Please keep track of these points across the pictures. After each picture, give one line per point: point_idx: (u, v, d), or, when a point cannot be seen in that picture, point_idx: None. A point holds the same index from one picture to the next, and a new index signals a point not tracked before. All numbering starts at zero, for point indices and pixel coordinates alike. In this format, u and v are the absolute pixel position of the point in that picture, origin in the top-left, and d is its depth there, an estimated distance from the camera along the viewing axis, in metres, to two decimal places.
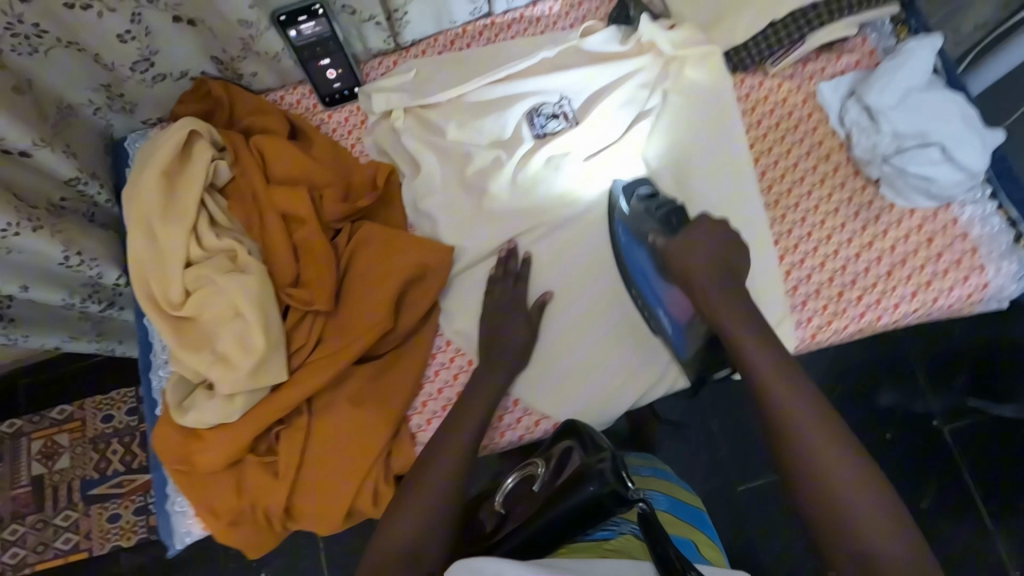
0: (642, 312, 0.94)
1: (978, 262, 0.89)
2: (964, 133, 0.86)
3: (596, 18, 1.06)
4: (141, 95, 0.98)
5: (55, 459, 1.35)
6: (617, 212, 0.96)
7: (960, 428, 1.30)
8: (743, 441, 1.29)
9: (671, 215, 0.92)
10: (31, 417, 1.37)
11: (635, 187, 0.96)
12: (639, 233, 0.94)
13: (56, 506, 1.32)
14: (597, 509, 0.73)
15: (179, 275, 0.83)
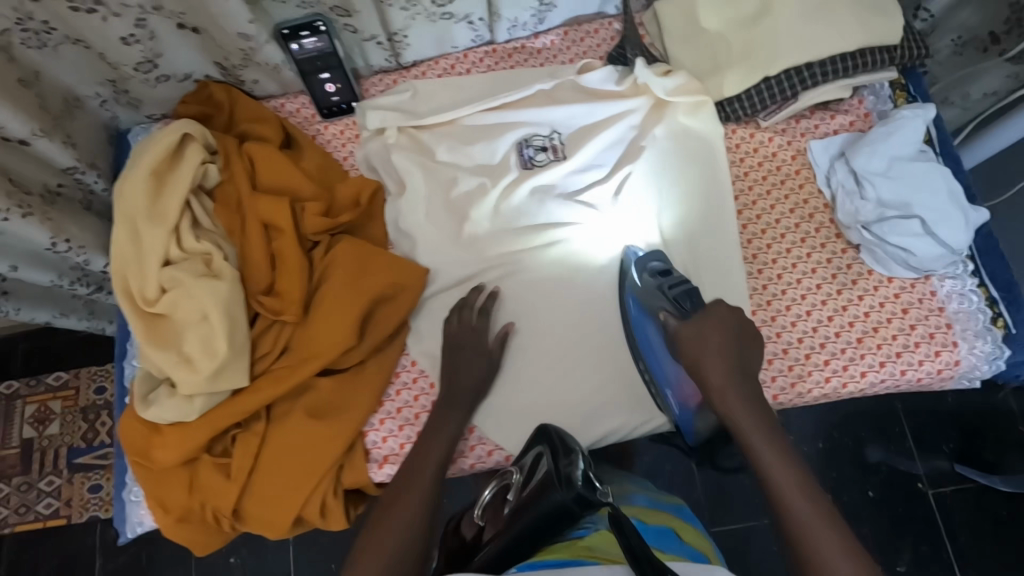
0: (648, 386, 0.94)
1: (951, 338, 0.87)
2: (946, 209, 0.85)
3: (595, 56, 1.07)
4: (146, 93, 1.02)
5: (46, 425, 1.38)
6: (628, 282, 0.95)
7: (943, 494, 1.27)
8: (718, 484, 1.28)
9: (684, 297, 0.91)
10: (28, 380, 1.40)
11: (648, 260, 0.95)
12: (649, 309, 0.93)
13: (42, 471, 1.35)
14: (566, 515, 0.72)
15: (155, 273, 0.86)
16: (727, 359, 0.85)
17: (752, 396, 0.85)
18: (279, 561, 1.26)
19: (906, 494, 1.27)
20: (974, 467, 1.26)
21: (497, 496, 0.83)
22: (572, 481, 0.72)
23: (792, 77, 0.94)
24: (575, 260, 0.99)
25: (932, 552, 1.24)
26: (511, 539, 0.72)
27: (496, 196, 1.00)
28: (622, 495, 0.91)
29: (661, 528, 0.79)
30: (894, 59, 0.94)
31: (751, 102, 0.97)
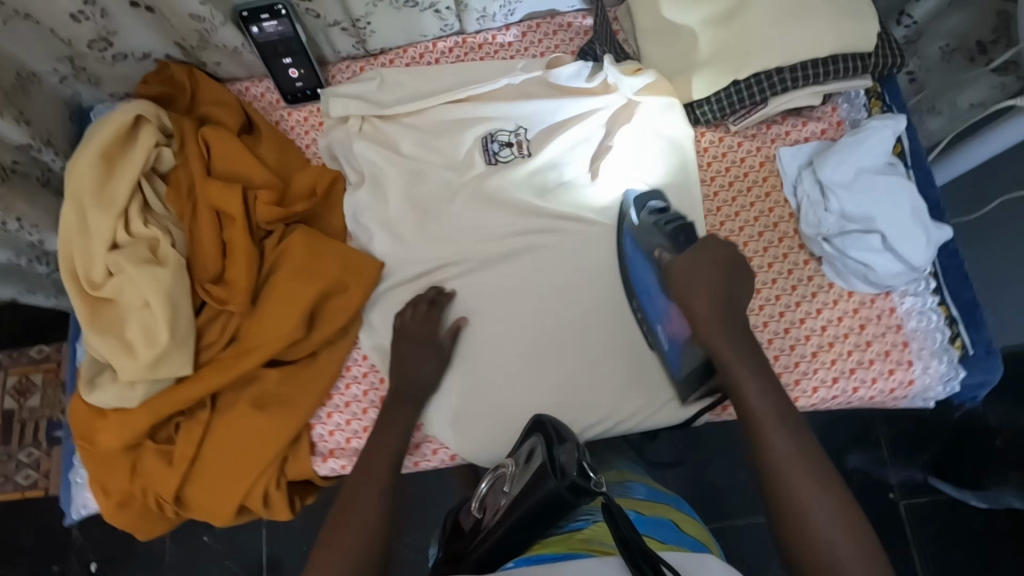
0: (640, 325, 0.92)
1: (906, 357, 0.86)
2: (909, 225, 0.83)
3: (567, 50, 1.05)
4: (105, 71, 1.00)
5: (28, 397, 1.34)
6: (627, 221, 0.92)
7: (915, 504, 1.26)
8: (690, 484, 1.27)
9: (680, 232, 0.88)
10: (9, 351, 1.35)
11: (647, 199, 0.93)
12: (644, 246, 0.90)
13: (22, 442, 1.32)
14: (559, 507, 0.63)
15: (101, 256, 0.85)
16: (715, 288, 0.80)
17: (739, 331, 0.79)
18: (250, 542, 1.27)
19: (879, 504, 1.26)
20: (949, 480, 1.24)
21: (493, 489, 0.74)
22: (565, 468, 0.63)
23: (761, 82, 0.91)
24: (538, 257, 0.96)
25: (898, 561, 1.23)
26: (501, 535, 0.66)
27: (460, 189, 0.98)
28: (620, 485, 0.84)
29: (660, 520, 0.72)
30: (867, 66, 0.91)
31: (721, 105, 0.94)
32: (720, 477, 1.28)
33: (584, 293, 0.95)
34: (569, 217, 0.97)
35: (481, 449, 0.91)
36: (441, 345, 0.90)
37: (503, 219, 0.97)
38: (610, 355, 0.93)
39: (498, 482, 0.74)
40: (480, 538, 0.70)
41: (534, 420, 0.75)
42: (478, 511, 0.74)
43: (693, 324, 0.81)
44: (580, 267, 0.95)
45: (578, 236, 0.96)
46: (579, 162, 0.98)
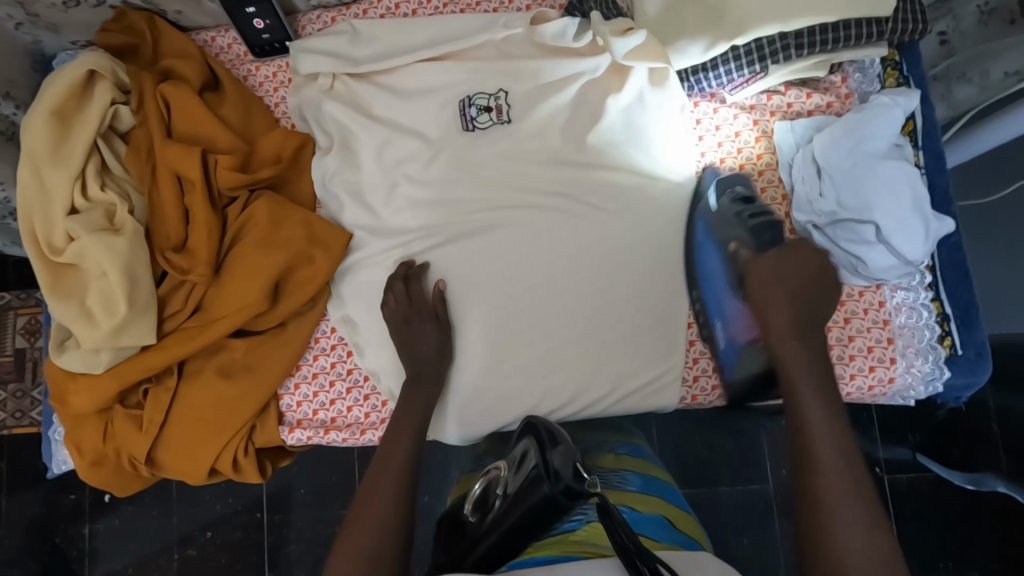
0: (697, 318, 0.88)
1: (890, 354, 0.81)
2: (908, 216, 0.77)
3: (554, 6, 0.96)
4: (60, 18, 0.94)
5: (38, 337, 1.34)
6: (703, 204, 0.87)
7: (900, 482, 1.22)
8: (673, 450, 1.27)
9: (765, 230, 0.82)
10: (19, 293, 1.35)
11: (731, 184, 0.86)
12: (719, 237, 0.84)
13: (34, 381, 1.34)
14: (553, 512, 0.63)
15: (60, 221, 0.83)
16: (795, 302, 0.76)
17: (814, 344, 0.75)
18: (242, 486, 1.32)
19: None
20: (938, 460, 1.21)
21: (486, 490, 0.73)
22: (558, 472, 0.63)
23: (763, 48, 0.82)
24: (508, 232, 0.90)
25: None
26: (499, 535, 0.65)
27: (430, 157, 0.92)
28: (614, 473, 0.81)
29: (654, 519, 0.71)
30: (883, 33, 0.81)
31: (716, 74, 0.85)
32: (702, 445, 1.28)
33: (557, 271, 0.89)
34: (546, 191, 0.90)
35: (465, 427, 0.89)
36: (429, 321, 0.85)
37: (479, 186, 0.91)
38: (583, 339, 0.88)
39: (491, 484, 0.73)
40: (469, 544, 0.68)
41: (527, 423, 0.73)
42: (471, 512, 0.73)
43: (764, 333, 0.77)
44: (557, 243, 0.89)
45: (553, 212, 0.90)
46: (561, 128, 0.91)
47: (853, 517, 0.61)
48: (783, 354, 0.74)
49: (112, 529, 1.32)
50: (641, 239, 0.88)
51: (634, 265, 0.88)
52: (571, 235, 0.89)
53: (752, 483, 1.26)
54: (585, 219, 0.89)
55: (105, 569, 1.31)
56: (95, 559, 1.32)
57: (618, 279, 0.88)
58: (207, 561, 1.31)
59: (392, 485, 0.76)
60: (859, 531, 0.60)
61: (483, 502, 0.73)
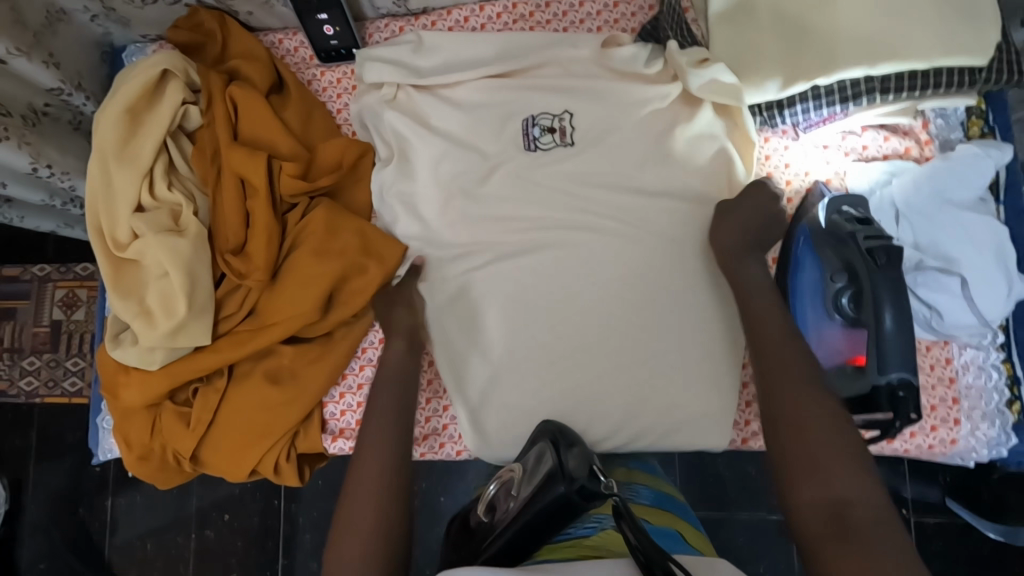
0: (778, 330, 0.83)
1: (954, 415, 0.78)
2: (993, 273, 0.75)
3: (625, 28, 0.95)
4: (135, 14, 0.96)
5: (74, 310, 1.37)
6: (811, 217, 0.80)
7: (927, 524, 1.18)
8: (693, 469, 1.25)
9: (880, 250, 0.71)
10: (59, 266, 1.37)
11: (841, 204, 0.77)
12: (822, 256, 0.78)
13: (68, 351, 1.36)
14: (567, 510, 0.67)
15: (127, 217, 0.84)
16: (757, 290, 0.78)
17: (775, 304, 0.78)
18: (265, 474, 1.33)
19: None
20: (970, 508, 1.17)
21: (503, 494, 0.77)
22: (574, 472, 0.67)
23: (845, 89, 0.79)
24: (560, 253, 0.88)
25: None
26: (515, 533, 0.70)
27: (485, 173, 0.91)
28: (626, 486, 0.84)
29: (666, 533, 0.73)
30: (975, 82, 0.78)
31: (791, 112, 0.83)
32: (726, 467, 1.25)
33: (611, 299, 0.87)
34: (600, 213, 0.89)
35: (503, 451, 0.88)
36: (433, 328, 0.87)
37: (533, 202, 0.90)
38: (631, 369, 0.86)
39: (506, 486, 0.78)
40: (494, 541, 0.73)
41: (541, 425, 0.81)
42: (487, 514, 0.78)
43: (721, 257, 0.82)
44: (609, 268, 0.87)
45: (606, 236, 0.88)
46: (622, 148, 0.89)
47: (844, 474, 0.63)
48: (759, 333, 0.75)
49: (134, 504, 1.35)
50: (697, 271, 0.86)
51: (688, 296, 0.86)
52: (624, 260, 0.87)
53: (772, 512, 1.23)
54: (640, 243, 0.87)
55: (125, 539, 1.34)
56: (116, 532, 1.34)
57: (671, 310, 0.86)
58: (225, 542, 1.33)
59: (386, 478, 0.75)
60: (840, 463, 0.64)
61: (501, 505, 0.77)
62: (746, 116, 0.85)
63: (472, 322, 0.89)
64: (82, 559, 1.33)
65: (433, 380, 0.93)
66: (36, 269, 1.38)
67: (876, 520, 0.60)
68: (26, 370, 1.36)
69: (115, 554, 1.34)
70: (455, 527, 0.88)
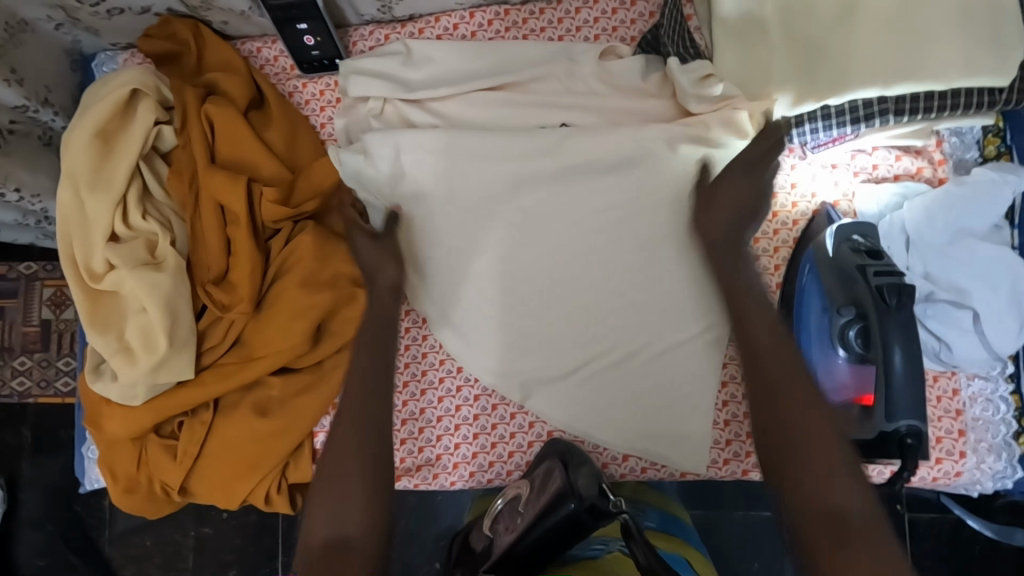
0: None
1: (960, 448, 0.76)
2: (1007, 308, 0.72)
3: (624, 35, 0.89)
4: (102, 24, 0.89)
5: (64, 309, 1.34)
6: (817, 244, 0.77)
7: (919, 520, 1.16)
8: None
9: (892, 290, 0.67)
10: (47, 265, 1.34)
11: (851, 234, 0.74)
12: (828, 287, 0.75)
13: (60, 351, 1.33)
14: (575, 526, 0.71)
15: (100, 247, 0.80)
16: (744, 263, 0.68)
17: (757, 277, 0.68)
18: None
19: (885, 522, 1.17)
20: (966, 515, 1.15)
21: (509, 509, 0.79)
22: (584, 490, 0.71)
23: (857, 109, 0.75)
24: (556, 276, 0.85)
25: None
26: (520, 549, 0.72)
27: (481, 186, 0.85)
28: (636, 506, 0.87)
29: (675, 555, 0.74)
30: (995, 102, 0.74)
31: (801, 131, 0.78)
32: None
33: (606, 322, 0.84)
34: (599, 232, 0.84)
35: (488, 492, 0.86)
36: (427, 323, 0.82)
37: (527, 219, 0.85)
38: (631, 398, 0.83)
39: (512, 502, 0.80)
40: (498, 553, 0.74)
41: (549, 446, 0.83)
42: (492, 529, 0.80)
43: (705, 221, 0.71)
44: (605, 293, 0.84)
45: (605, 255, 0.84)
46: (621, 155, 0.83)
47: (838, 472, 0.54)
48: (745, 315, 0.64)
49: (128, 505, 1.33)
50: (701, 293, 0.82)
51: (689, 319, 0.83)
52: (623, 282, 0.84)
53: None
54: (641, 262, 0.83)
55: (122, 540, 1.33)
56: (113, 531, 1.32)
57: (672, 333, 0.83)
58: (220, 544, 1.31)
59: None
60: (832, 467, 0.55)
61: (506, 520, 0.78)
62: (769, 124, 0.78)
63: (466, 351, 0.86)
64: (79, 555, 1.31)
65: (427, 407, 0.89)
66: (23, 268, 1.34)
67: (877, 533, 0.51)
68: (18, 370, 1.33)
69: (112, 550, 1.32)
70: (456, 546, 0.88)
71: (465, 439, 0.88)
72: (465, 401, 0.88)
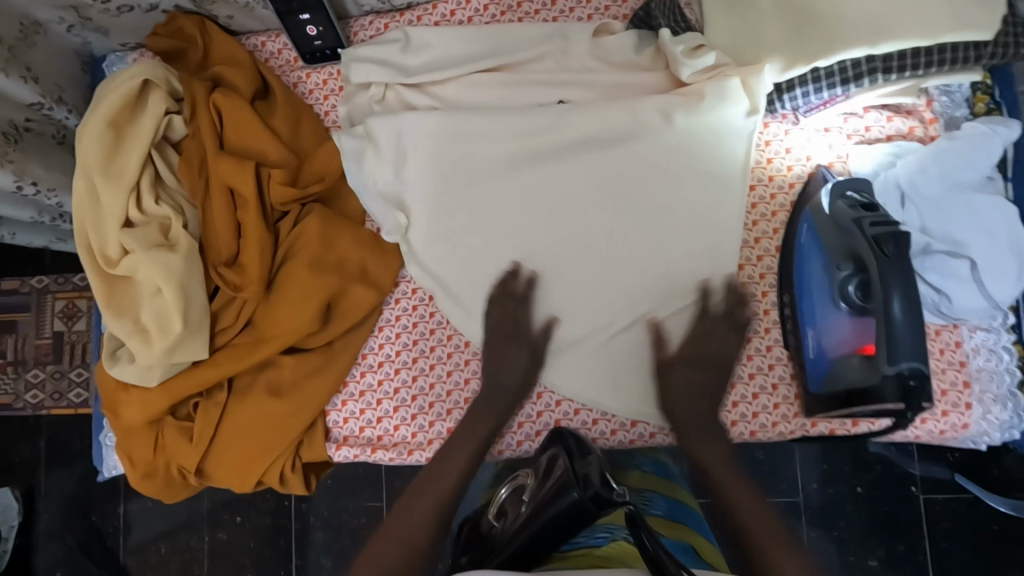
0: (786, 323, 0.82)
1: (966, 399, 0.77)
2: (1004, 256, 0.73)
3: (617, 14, 0.91)
4: (112, 22, 0.93)
5: (75, 321, 1.36)
6: (813, 204, 0.79)
7: (935, 500, 1.16)
8: None
9: (888, 239, 0.69)
10: (56, 278, 1.37)
11: (847, 188, 0.76)
12: (827, 245, 0.76)
13: (72, 363, 1.35)
14: (580, 514, 0.71)
15: (115, 233, 0.82)
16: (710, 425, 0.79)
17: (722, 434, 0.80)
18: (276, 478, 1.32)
19: (902, 502, 1.17)
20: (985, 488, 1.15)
21: (516, 498, 0.80)
22: (589, 479, 0.71)
23: (846, 70, 0.77)
24: (560, 249, 0.86)
25: (907, 552, 1.16)
26: (523, 541, 0.72)
27: (484, 166, 0.88)
28: (639, 493, 0.87)
29: (680, 545, 0.75)
30: (981, 57, 0.75)
31: (791, 96, 0.81)
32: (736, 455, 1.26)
33: (608, 291, 0.85)
34: (600, 205, 0.86)
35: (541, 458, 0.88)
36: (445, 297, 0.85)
37: (529, 194, 0.87)
38: (639, 366, 0.84)
39: (517, 490, 0.82)
40: (502, 546, 0.74)
41: (556, 435, 0.83)
42: (499, 515, 0.81)
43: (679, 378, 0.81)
44: (606, 263, 0.85)
45: (608, 227, 0.85)
46: (617, 130, 0.85)
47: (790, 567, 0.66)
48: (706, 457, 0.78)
49: (144, 508, 1.34)
50: (702, 264, 0.84)
51: (689, 285, 0.83)
52: (626, 255, 0.85)
53: None
54: (642, 233, 0.85)
55: (137, 548, 1.33)
56: (129, 537, 1.34)
57: (674, 300, 0.84)
58: (236, 546, 1.32)
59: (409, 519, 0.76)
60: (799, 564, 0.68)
61: (513, 509, 0.79)
62: (759, 91, 0.81)
63: (471, 324, 0.87)
64: (97, 563, 1.32)
65: (436, 383, 0.89)
66: (34, 281, 1.37)
67: None
68: (31, 383, 1.35)
69: (129, 557, 1.32)
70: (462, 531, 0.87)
71: None
72: (474, 374, 0.89)
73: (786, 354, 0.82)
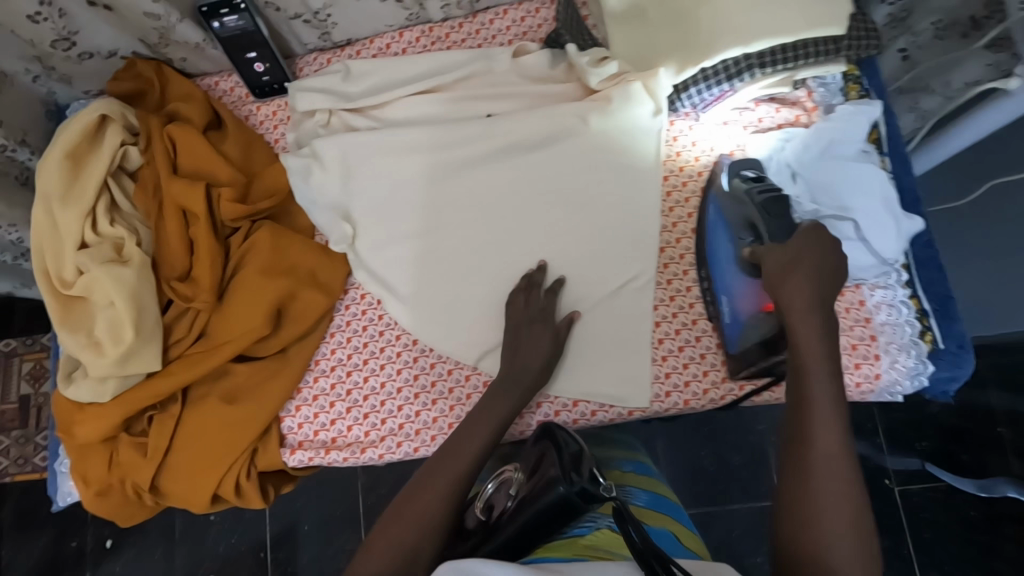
0: (706, 296, 0.89)
1: (874, 350, 0.83)
2: (882, 214, 0.82)
3: (535, 38, 1.03)
4: (74, 70, 1.01)
5: (42, 381, 1.37)
6: (716, 187, 0.88)
7: (911, 491, 1.21)
8: (687, 477, 1.30)
9: (771, 203, 0.81)
10: (24, 339, 1.39)
11: (743, 168, 0.87)
12: (730, 219, 0.86)
13: (39, 426, 1.35)
14: (567, 509, 0.71)
15: (71, 254, 0.87)
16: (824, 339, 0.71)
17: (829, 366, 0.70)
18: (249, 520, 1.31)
19: (874, 491, 1.22)
20: (951, 468, 1.20)
21: (499, 492, 0.80)
22: (575, 473, 0.71)
23: (729, 67, 0.87)
24: (499, 245, 0.93)
25: (893, 548, 1.19)
26: (511, 533, 0.73)
27: (423, 174, 0.95)
28: (619, 488, 0.87)
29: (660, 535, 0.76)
30: (840, 50, 0.87)
31: (688, 95, 0.91)
32: (713, 463, 1.30)
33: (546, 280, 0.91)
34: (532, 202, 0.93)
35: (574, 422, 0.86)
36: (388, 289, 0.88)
37: (467, 197, 0.95)
38: (582, 346, 0.89)
39: (504, 486, 0.80)
40: (490, 539, 0.75)
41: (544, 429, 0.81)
42: (486, 508, 0.80)
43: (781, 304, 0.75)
44: (545, 255, 0.92)
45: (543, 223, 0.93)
46: (545, 136, 0.94)
47: (831, 535, 0.62)
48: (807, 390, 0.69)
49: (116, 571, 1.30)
50: (631, 253, 0.90)
51: (619, 270, 0.90)
52: (562, 248, 0.92)
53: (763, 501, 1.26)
54: (574, 224, 0.92)
55: None
56: None
57: (609, 283, 0.90)
58: None
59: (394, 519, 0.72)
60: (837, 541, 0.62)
61: (499, 502, 0.80)
62: (659, 91, 0.91)
63: (416, 320, 0.92)
64: None
65: (386, 380, 0.92)
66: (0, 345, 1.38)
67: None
68: None
69: None
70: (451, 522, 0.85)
71: (425, 406, 0.91)
72: (423, 370, 0.92)
73: (710, 325, 0.88)
